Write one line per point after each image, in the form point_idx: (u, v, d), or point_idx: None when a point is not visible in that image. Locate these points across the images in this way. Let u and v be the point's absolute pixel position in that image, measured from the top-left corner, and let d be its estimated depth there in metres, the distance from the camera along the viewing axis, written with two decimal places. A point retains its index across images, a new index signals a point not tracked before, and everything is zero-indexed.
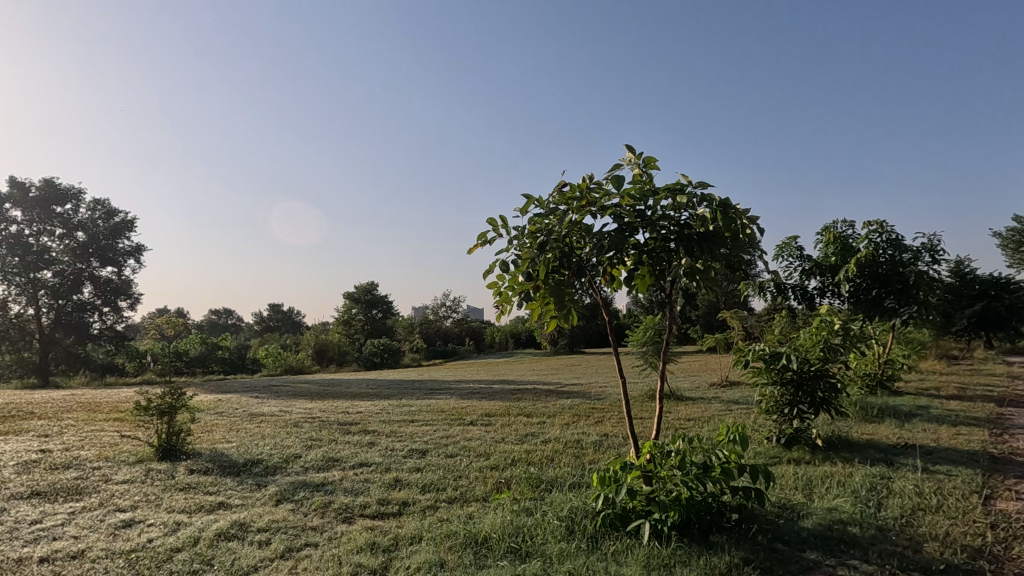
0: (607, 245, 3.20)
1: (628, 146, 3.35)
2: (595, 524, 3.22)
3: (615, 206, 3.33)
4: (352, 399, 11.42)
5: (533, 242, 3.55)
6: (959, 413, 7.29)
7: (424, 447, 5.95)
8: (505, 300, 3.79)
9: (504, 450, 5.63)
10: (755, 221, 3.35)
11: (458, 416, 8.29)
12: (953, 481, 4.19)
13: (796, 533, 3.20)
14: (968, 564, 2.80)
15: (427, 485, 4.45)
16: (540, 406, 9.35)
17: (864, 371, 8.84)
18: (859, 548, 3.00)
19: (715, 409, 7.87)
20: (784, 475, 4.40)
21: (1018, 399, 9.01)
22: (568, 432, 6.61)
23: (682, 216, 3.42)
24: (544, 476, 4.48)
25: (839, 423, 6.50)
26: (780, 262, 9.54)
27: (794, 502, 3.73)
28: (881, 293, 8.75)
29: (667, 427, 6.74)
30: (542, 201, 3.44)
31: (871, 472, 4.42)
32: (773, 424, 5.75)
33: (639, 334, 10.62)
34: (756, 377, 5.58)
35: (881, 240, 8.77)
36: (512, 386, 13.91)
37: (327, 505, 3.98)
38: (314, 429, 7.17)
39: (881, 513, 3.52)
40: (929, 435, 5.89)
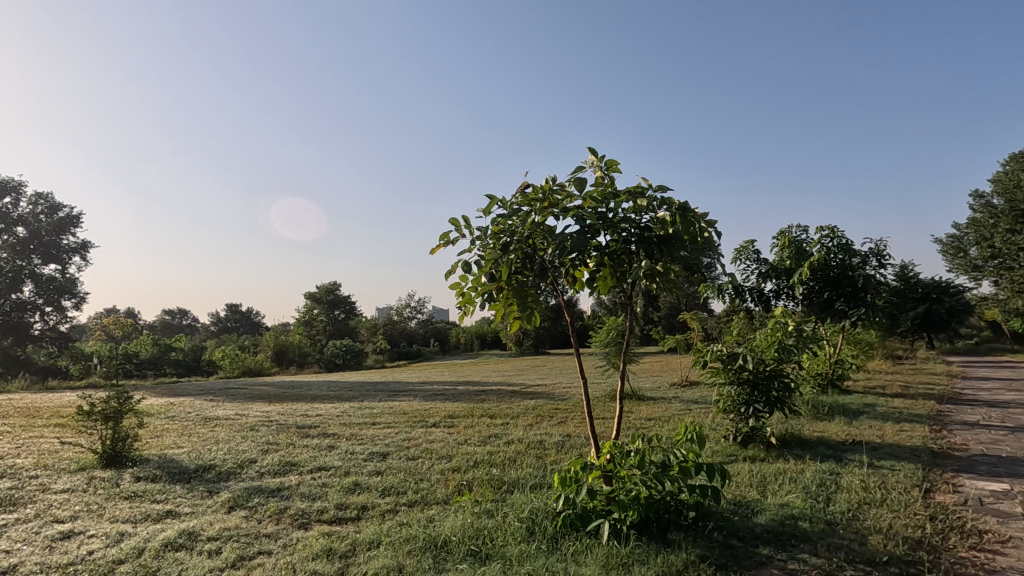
0: (569, 247, 3.21)
1: (590, 148, 3.38)
2: (556, 525, 3.24)
3: (577, 208, 3.36)
4: (312, 401, 11.18)
5: (496, 243, 3.53)
6: (903, 411, 7.65)
7: (385, 450, 5.86)
8: (468, 301, 3.76)
9: (467, 452, 5.60)
10: (713, 225, 3.44)
11: (420, 418, 8.20)
12: (896, 476, 4.39)
13: (750, 529, 3.28)
14: (910, 555, 2.93)
15: (387, 489, 4.38)
16: (504, 407, 9.33)
17: (816, 371, 9.18)
18: (809, 542, 3.10)
19: (674, 409, 8.03)
20: (740, 473, 4.52)
21: (957, 396, 9.53)
22: (531, 433, 6.64)
23: (642, 220, 3.47)
24: (506, 478, 4.47)
25: (792, 421, 6.71)
26: (738, 265, 9.81)
27: (749, 499, 3.83)
28: (833, 295, 9.10)
29: (628, 427, 6.84)
30: (504, 202, 3.44)
31: (821, 469, 4.59)
32: (730, 423, 5.90)
33: (602, 335, 10.75)
34: (714, 377, 5.72)
35: (832, 244, 9.11)
36: (476, 387, 13.88)
37: (282, 511, 3.87)
38: (271, 433, 6.97)
39: (830, 507, 3.66)
40: (875, 431, 6.15)
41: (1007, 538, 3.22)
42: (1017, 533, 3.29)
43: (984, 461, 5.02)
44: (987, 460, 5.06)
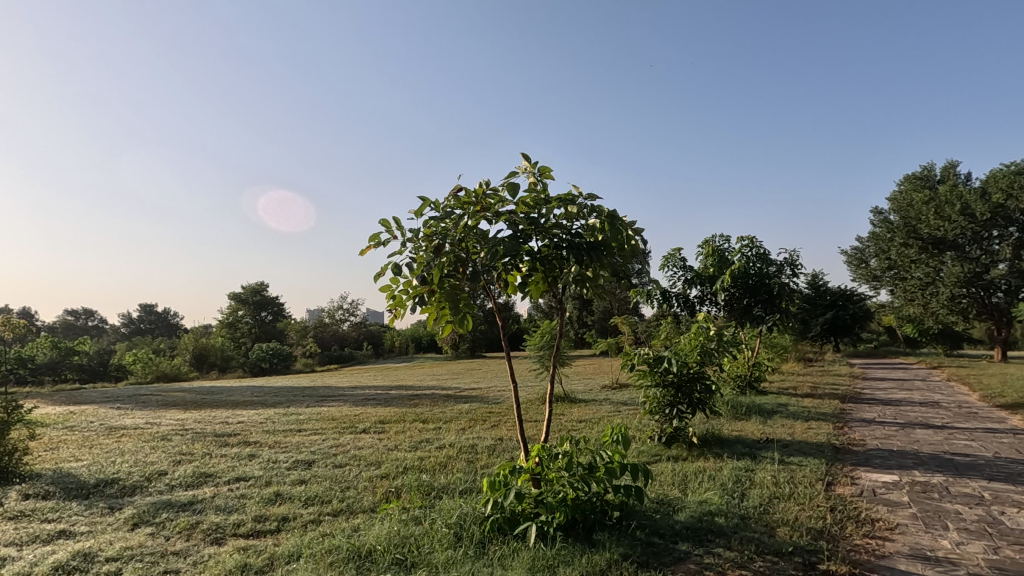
0: (501, 251, 3.22)
1: (523, 154, 3.42)
2: (484, 529, 3.23)
3: (509, 213, 3.39)
4: (232, 408, 10.62)
5: (428, 246, 3.49)
6: (811, 410, 8.23)
7: (310, 458, 5.64)
8: (399, 304, 3.70)
9: (397, 458, 5.49)
10: (640, 233, 3.56)
11: (350, 424, 7.96)
12: (803, 470, 4.71)
13: (670, 526, 3.41)
14: (812, 545, 3.15)
15: (310, 498, 4.21)
16: (438, 411, 9.23)
17: (736, 373, 9.71)
18: (724, 536, 3.26)
19: (605, 411, 8.25)
20: (663, 472, 4.69)
21: (857, 395, 10.38)
22: (464, 437, 6.62)
23: (574, 226, 3.53)
24: (435, 483, 4.42)
25: (713, 421, 7.06)
26: (666, 271, 10.23)
27: (670, 497, 3.99)
28: (751, 301, 9.67)
29: (558, 430, 6.95)
30: (437, 203, 3.41)
31: (737, 466, 4.85)
32: (655, 424, 6.11)
33: (537, 338, 10.88)
34: (641, 379, 5.93)
35: (751, 253, 9.68)
36: (410, 391, 13.64)
37: (194, 526, 3.63)
38: (185, 442, 6.54)
39: (744, 503, 3.87)
40: (786, 429, 6.58)
41: (895, 525, 3.54)
42: (903, 520, 3.62)
43: (878, 455, 5.49)
44: (880, 454, 5.55)
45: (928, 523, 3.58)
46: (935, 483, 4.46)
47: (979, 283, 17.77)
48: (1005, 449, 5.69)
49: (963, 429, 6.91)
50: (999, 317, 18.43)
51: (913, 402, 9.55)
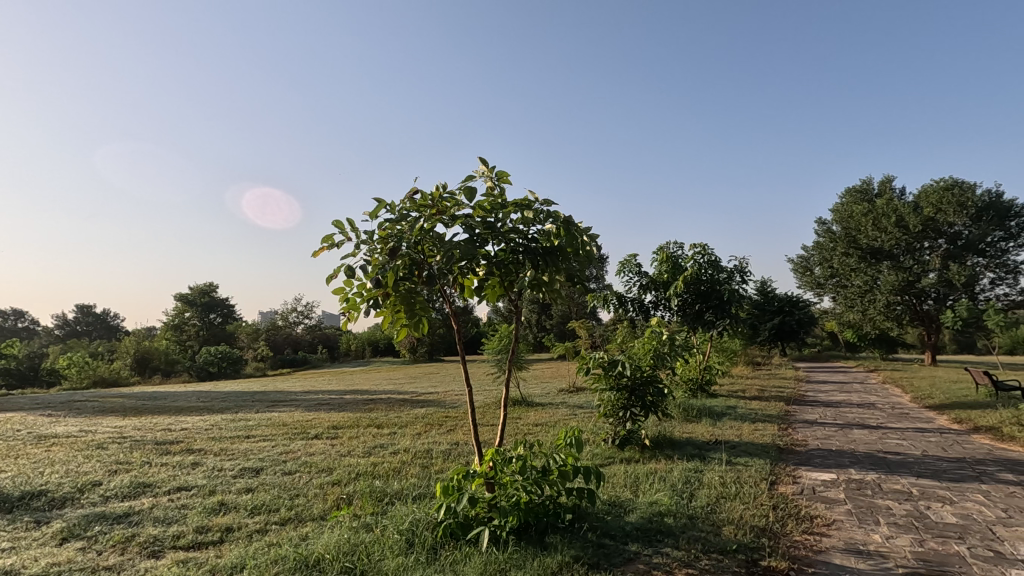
0: (456, 255, 3.22)
1: (481, 158, 3.42)
2: (436, 535, 3.20)
3: (465, 217, 3.38)
4: (176, 414, 10.15)
5: (384, 249, 3.44)
6: (758, 412, 8.55)
7: (258, 465, 5.46)
8: (353, 307, 3.63)
9: (350, 464, 5.37)
10: (595, 239, 3.62)
11: (301, 429, 7.75)
12: (748, 470, 4.88)
13: (621, 528, 3.47)
14: (754, 542, 3.27)
15: (257, 507, 4.07)
16: (393, 416, 9.10)
17: (688, 376, 9.99)
18: (672, 537, 3.34)
19: (561, 415, 8.32)
20: (615, 474, 4.77)
21: (800, 397, 10.84)
22: (419, 442, 6.55)
23: (530, 231, 3.56)
24: (388, 489, 4.36)
25: (666, 423, 7.23)
26: (622, 277, 10.43)
27: (622, 499, 4.05)
28: (702, 307, 9.97)
29: (514, 434, 6.97)
30: (392, 205, 3.37)
31: (687, 467, 4.98)
32: (610, 426, 6.20)
33: (495, 342, 10.88)
34: (596, 383, 6.02)
35: (703, 260, 9.98)
36: (365, 396, 13.39)
37: (129, 539, 3.45)
38: (122, 451, 6.21)
39: (692, 503, 3.97)
40: (734, 431, 6.79)
41: (831, 521, 3.72)
42: (839, 516, 3.80)
43: (818, 455, 5.75)
44: (820, 453, 5.81)
45: (862, 518, 3.78)
46: (869, 480, 4.71)
47: (912, 291, 18.92)
48: (932, 447, 6.05)
49: (895, 429, 7.32)
50: (929, 323, 19.59)
51: (850, 403, 10.07)
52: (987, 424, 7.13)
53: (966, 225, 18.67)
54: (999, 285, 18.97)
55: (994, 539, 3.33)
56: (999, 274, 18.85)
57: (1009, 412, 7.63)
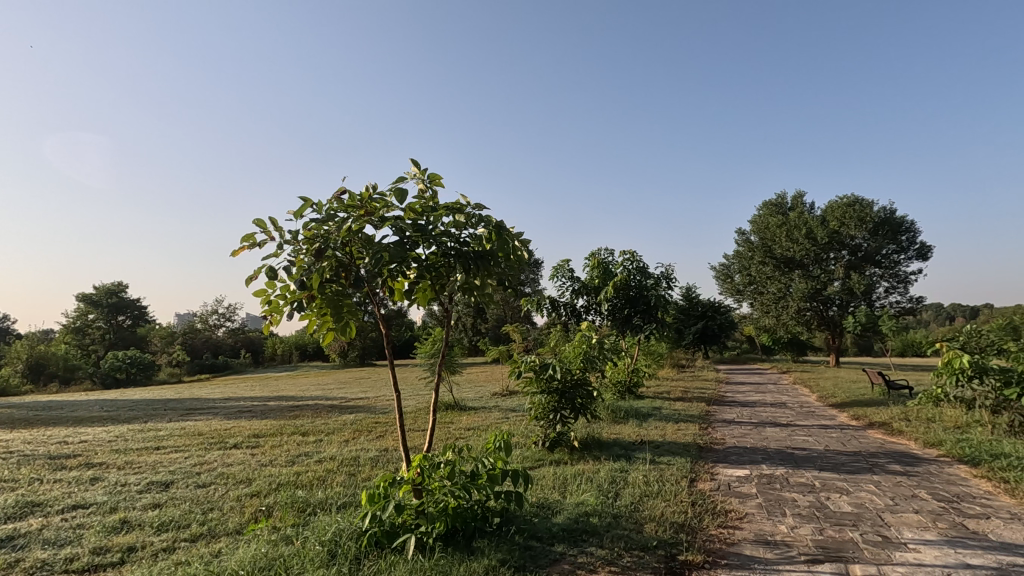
0: (385, 257, 3.14)
1: (412, 160, 3.37)
2: (360, 544, 3.11)
3: (395, 219, 3.31)
4: (74, 426, 9.29)
5: (309, 249, 3.32)
6: (680, 412, 8.97)
7: (169, 478, 5.09)
8: (275, 309, 3.47)
9: (270, 474, 5.12)
10: (526, 244, 3.65)
11: (219, 439, 7.32)
12: (671, 469, 5.09)
13: (548, 529, 3.52)
14: (673, 538, 3.41)
15: (164, 523, 3.80)
16: (320, 422, 8.79)
17: (617, 379, 10.31)
18: (597, 536, 3.42)
19: (493, 418, 8.36)
20: (544, 477, 4.84)
21: (720, 398, 11.45)
22: (346, 449, 6.36)
23: (462, 235, 3.54)
24: (311, 499, 4.20)
25: (594, 425, 7.42)
26: (556, 281, 10.62)
27: (550, 501, 4.11)
28: (631, 312, 10.31)
29: (445, 438, 6.93)
30: (319, 205, 3.26)
31: (614, 467, 5.13)
32: (540, 429, 6.26)
33: (428, 346, 10.75)
34: (528, 386, 6.10)
35: (632, 266, 10.34)
36: (291, 402, 12.83)
37: (13, 564, 3.12)
38: (8, 468, 5.61)
39: (617, 502, 4.09)
40: (658, 431, 7.07)
41: (744, 515, 3.94)
42: (750, 510, 4.05)
43: (734, 452, 6.10)
44: (736, 451, 6.17)
45: (771, 510, 4.04)
46: (778, 475, 5.04)
47: (819, 298, 20.45)
48: (833, 443, 6.57)
49: (803, 426, 7.87)
50: (834, 328, 21.26)
51: (764, 403, 10.77)
52: (879, 420, 7.82)
53: (865, 238, 20.43)
54: (892, 293, 20.84)
55: (882, 525, 3.66)
56: (893, 283, 20.72)
57: (898, 409, 8.41)
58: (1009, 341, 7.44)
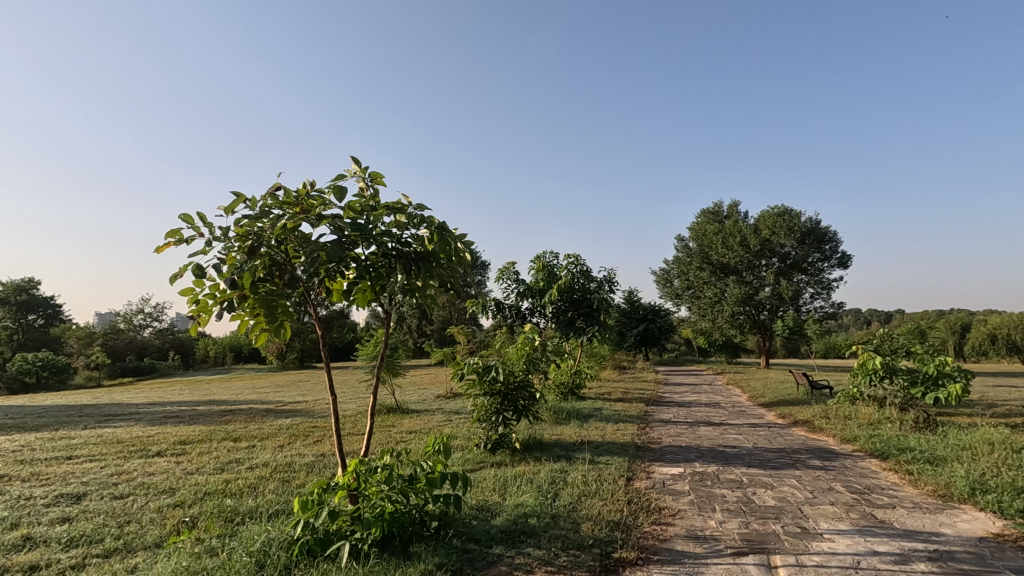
0: (322, 257, 3.04)
1: (353, 158, 3.30)
2: (291, 553, 3.00)
3: (333, 217, 3.22)
4: None
5: (241, 247, 3.17)
6: (620, 412, 9.19)
7: (81, 490, 4.73)
8: (203, 309, 3.30)
9: (197, 483, 4.86)
10: (469, 245, 3.63)
11: (141, 447, 6.87)
12: (609, 468, 5.21)
13: (486, 531, 3.52)
14: (609, 536, 3.49)
15: (75, 539, 3.53)
16: (254, 427, 8.42)
17: (560, 380, 10.45)
18: (535, 536, 3.45)
19: (436, 421, 8.27)
20: (485, 479, 4.84)
21: (658, 399, 11.82)
22: (280, 455, 6.13)
23: (404, 235, 3.49)
24: (240, 508, 4.01)
25: (537, 426, 7.48)
26: (501, 283, 10.64)
27: (489, 503, 4.11)
28: (574, 314, 10.51)
29: (386, 442, 6.79)
30: (252, 200, 3.12)
31: (554, 468, 5.19)
32: (482, 431, 6.24)
33: (370, 348, 10.51)
34: (471, 388, 6.08)
35: (576, 269, 10.51)
36: (223, 406, 12.23)
37: None
38: None
39: (555, 502, 4.14)
40: (599, 432, 7.22)
41: (676, 511, 4.08)
42: (682, 506, 4.20)
43: (670, 451, 6.31)
44: (671, 450, 6.38)
45: (701, 506, 4.20)
46: (709, 472, 5.26)
47: (752, 302, 21.50)
48: (761, 440, 6.92)
49: (734, 425, 8.24)
50: (764, 331, 22.42)
51: (699, 403, 11.22)
52: (803, 418, 8.30)
53: (793, 247, 21.65)
54: (817, 299, 22.19)
55: (801, 517, 3.89)
56: (817, 289, 22.04)
57: (819, 407, 8.95)
58: (916, 343, 8.07)
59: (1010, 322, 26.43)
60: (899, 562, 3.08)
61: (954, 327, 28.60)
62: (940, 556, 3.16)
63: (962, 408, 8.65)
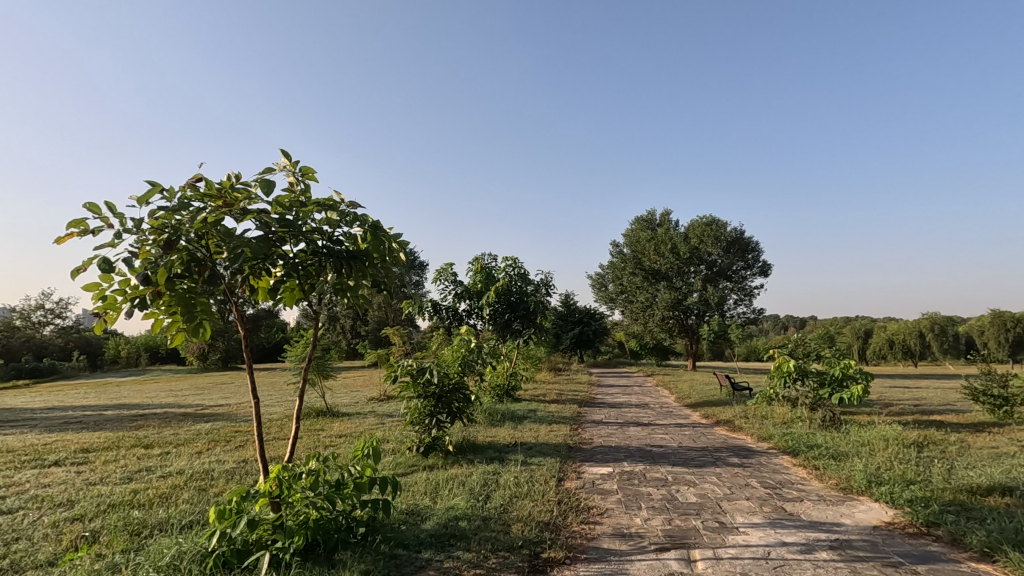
0: (246, 253, 2.88)
1: (283, 151, 3.17)
2: (204, 567, 2.82)
3: (259, 212, 3.07)
4: None
5: (157, 240, 2.97)
6: (554, 414, 9.33)
7: None
8: (111, 306, 3.06)
9: (100, 494, 4.49)
10: (404, 246, 3.57)
11: (35, 456, 6.26)
12: (541, 469, 5.27)
13: (415, 536, 3.46)
14: (538, 536, 3.53)
15: None
16: (169, 433, 7.89)
17: (496, 382, 10.48)
18: (465, 540, 3.44)
19: (367, 424, 8.07)
20: (416, 482, 4.76)
21: (590, 400, 12.10)
22: (197, 462, 5.77)
23: (336, 233, 3.38)
24: (149, 520, 3.74)
25: (470, 428, 7.47)
26: (438, 284, 10.56)
27: (420, 507, 4.05)
28: (511, 317, 10.53)
29: (314, 447, 6.56)
30: (169, 191, 2.92)
31: (486, 470, 5.19)
32: (415, 434, 6.15)
33: (299, 349, 10.12)
34: (404, 391, 5.97)
35: (513, 272, 10.60)
36: (133, 411, 11.37)
37: None
38: None
39: (486, 504, 4.15)
40: (532, 433, 7.29)
41: (604, 510, 4.19)
42: (611, 505, 4.32)
43: (600, 451, 6.49)
44: (602, 450, 6.56)
45: (628, 504, 4.34)
46: (637, 471, 5.44)
47: (680, 306, 22.43)
48: (686, 440, 7.23)
49: (661, 425, 8.57)
50: (691, 335, 23.46)
51: (629, 404, 11.59)
52: (724, 418, 8.75)
53: (719, 255, 22.81)
54: (740, 305, 23.45)
55: (720, 512, 4.09)
56: (740, 296, 23.32)
57: (740, 407, 9.46)
58: (825, 348, 8.70)
59: (905, 329, 28.86)
60: (805, 552, 3.30)
61: (858, 333, 31.06)
62: (841, 544, 3.42)
63: (863, 407, 9.41)
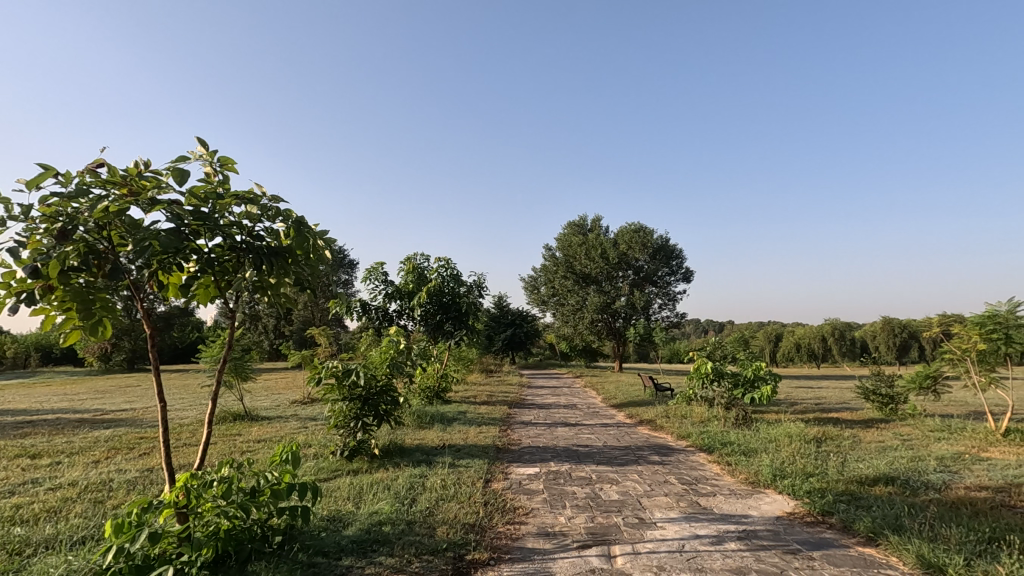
0: (154, 247, 2.68)
1: (199, 140, 2.98)
2: None
3: (170, 203, 2.87)
4: None
5: (48, 229, 2.71)
6: (483, 415, 9.36)
7: None
8: None
9: None
10: (330, 243, 3.46)
11: None
12: (468, 471, 5.26)
13: (336, 543, 3.35)
14: (463, 538, 3.51)
15: None
16: (63, 441, 7.20)
17: (426, 384, 10.35)
18: (388, 544, 3.37)
19: (290, 429, 7.73)
20: (339, 488, 4.61)
21: (520, 401, 12.23)
22: (95, 472, 5.29)
23: (255, 228, 3.22)
24: (32, 537, 3.39)
25: (398, 431, 7.34)
26: (368, 284, 10.30)
27: (342, 513, 3.94)
28: (443, 318, 10.44)
29: (229, 453, 6.21)
30: (65, 175, 2.67)
31: (413, 473, 5.11)
32: (340, 438, 5.97)
33: (215, 350, 9.59)
34: (328, 393, 5.77)
35: (446, 273, 10.51)
36: (19, 417, 10.28)
37: None
38: None
39: (411, 508, 4.08)
40: (460, 435, 7.27)
41: (529, 510, 4.25)
42: (536, 505, 4.38)
43: (528, 452, 6.58)
44: (530, 450, 6.64)
45: (553, 504, 4.42)
46: (563, 471, 5.55)
47: (608, 309, 23.10)
48: (610, 439, 7.47)
49: (587, 425, 8.79)
50: (619, 337, 24.22)
51: (558, 405, 11.82)
52: (647, 418, 9.10)
53: (646, 261, 23.74)
54: (664, 309, 24.48)
55: (639, 509, 4.25)
56: (665, 300, 24.36)
57: (662, 408, 9.88)
58: (740, 352, 9.25)
59: (810, 334, 31.24)
60: (715, 543, 3.49)
61: (770, 337, 33.26)
62: (747, 535, 3.65)
63: (772, 407, 10.10)
